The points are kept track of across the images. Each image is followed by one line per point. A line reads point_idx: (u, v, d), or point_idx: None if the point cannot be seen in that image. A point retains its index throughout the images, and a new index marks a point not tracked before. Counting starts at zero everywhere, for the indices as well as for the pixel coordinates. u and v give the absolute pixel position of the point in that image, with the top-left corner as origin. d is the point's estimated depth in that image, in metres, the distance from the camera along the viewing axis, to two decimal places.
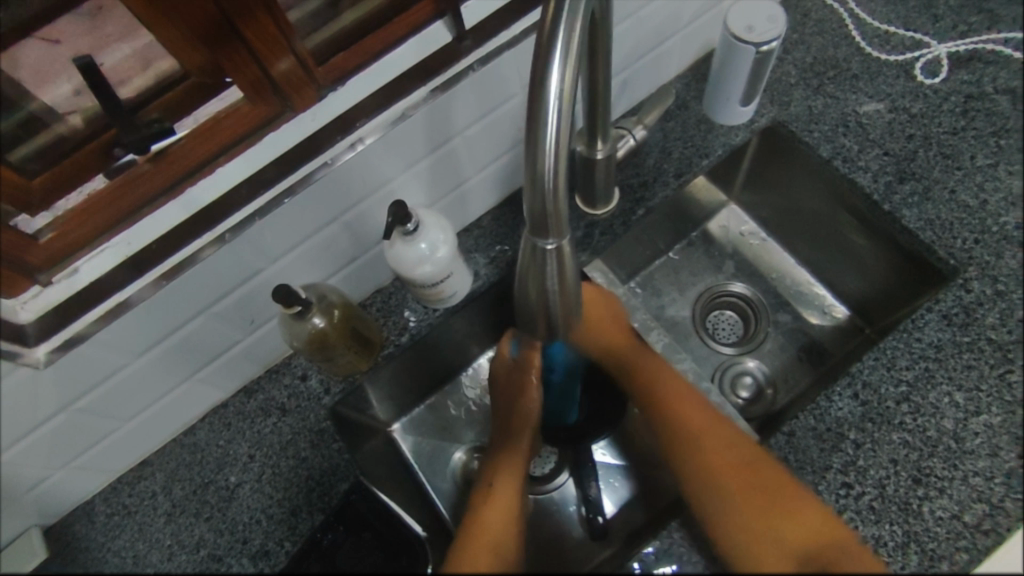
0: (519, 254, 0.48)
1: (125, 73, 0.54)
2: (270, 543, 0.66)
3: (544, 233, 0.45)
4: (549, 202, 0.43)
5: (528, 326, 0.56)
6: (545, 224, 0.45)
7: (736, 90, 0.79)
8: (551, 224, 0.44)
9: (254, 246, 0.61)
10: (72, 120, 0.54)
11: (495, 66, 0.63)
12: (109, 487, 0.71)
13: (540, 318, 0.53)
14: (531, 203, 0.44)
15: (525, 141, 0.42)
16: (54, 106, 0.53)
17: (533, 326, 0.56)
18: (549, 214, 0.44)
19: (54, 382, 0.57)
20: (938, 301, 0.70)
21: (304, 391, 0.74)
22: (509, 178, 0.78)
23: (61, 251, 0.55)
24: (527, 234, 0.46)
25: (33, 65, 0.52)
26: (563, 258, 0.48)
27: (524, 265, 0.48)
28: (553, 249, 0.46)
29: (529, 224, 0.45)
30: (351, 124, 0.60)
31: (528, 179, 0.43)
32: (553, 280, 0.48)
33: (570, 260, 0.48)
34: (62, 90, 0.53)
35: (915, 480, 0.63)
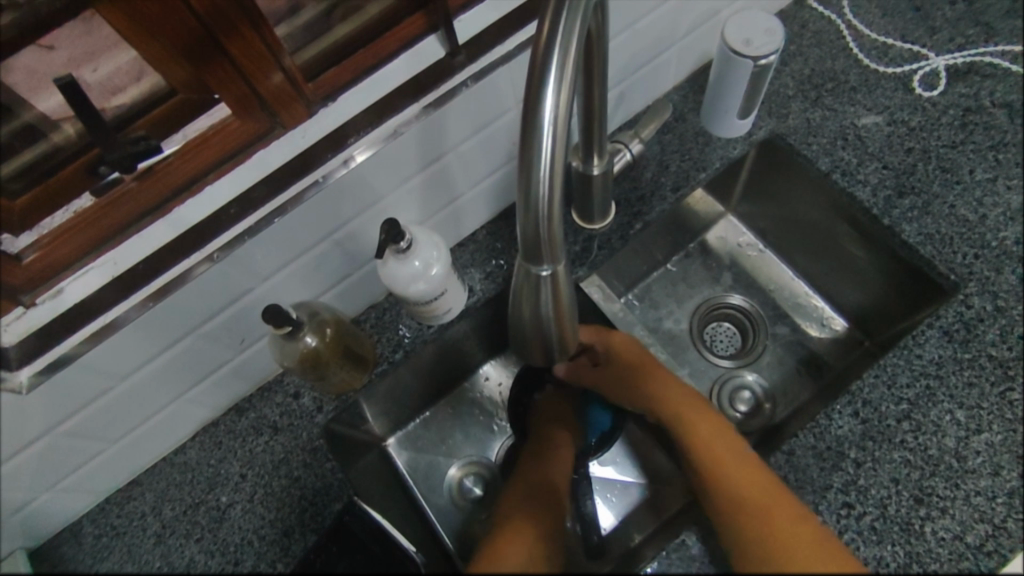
0: (512, 278, 0.47)
1: (120, 81, 0.52)
2: (262, 564, 0.65)
3: (538, 259, 0.44)
4: (542, 227, 0.42)
5: (524, 351, 0.54)
6: (538, 249, 0.44)
7: (734, 103, 0.78)
8: (545, 250, 0.43)
9: (243, 265, 0.60)
10: (65, 130, 0.52)
11: (490, 81, 0.61)
12: (97, 508, 0.70)
13: (535, 345, 0.52)
14: (525, 229, 0.43)
15: (518, 165, 0.41)
16: (49, 114, 0.51)
17: (527, 352, 0.54)
18: (544, 241, 0.43)
19: (37, 406, 0.55)
20: (939, 316, 0.69)
21: (296, 409, 0.73)
22: (504, 191, 0.77)
23: (46, 270, 0.54)
24: (521, 260, 0.45)
25: (25, 73, 0.49)
26: (558, 283, 0.47)
27: (518, 289, 0.47)
28: (548, 275, 0.45)
29: (523, 250, 0.44)
30: (343, 141, 0.58)
31: (522, 205, 0.42)
32: (548, 303, 0.47)
33: (565, 284, 0.47)
34: (55, 100, 0.51)
35: (916, 500, 0.62)
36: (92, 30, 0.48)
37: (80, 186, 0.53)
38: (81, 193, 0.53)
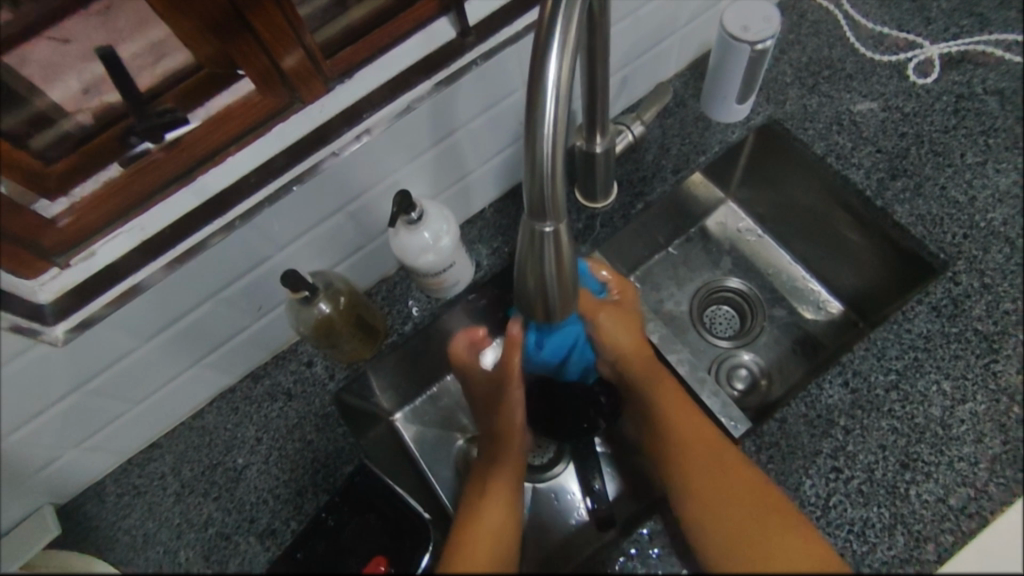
0: (518, 243, 0.50)
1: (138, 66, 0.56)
2: (276, 522, 0.69)
3: (541, 216, 0.47)
4: (547, 187, 0.45)
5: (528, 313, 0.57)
6: (542, 209, 0.46)
7: (732, 89, 0.81)
8: (548, 206, 0.46)
9: (263, 233, 0.63)
10: (80, 118, 0.56)
11: (498, 61, 0.65)
12: (120, 469, 0.73)
13: (539, 306, 0.55)
14: (530, 188, 0.45)
15: (524, 128, 0.44)
16: (61, 103, 0.55)
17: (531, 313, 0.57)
18: (548, 199, 0.46)
19: (67, 362, 0.59)
20: (928, 293, 0.72)
21: (309, 376, 0.76)
22: (512, 171, 0.80)
23: (78, 235, 0.57)
24: (526, 220, 0.48)
25: (41, 61, 0.54)
26: (561, 244, 0.49)
27: (523, 252, 0.50)
28: (551, 231, 0.48)
29: (527, 209, 0.47)
30: (359, 115, 0.62)
31: (528, 164, 0.45)
32: (551, 260, 0.50)
33: (568, 243, 0.50)
34: (68, 88, 0.56)
35: (903, 464, 0.65)
36: (108, 21, 0.55)
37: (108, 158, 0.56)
38: (110, 163, 0.57)
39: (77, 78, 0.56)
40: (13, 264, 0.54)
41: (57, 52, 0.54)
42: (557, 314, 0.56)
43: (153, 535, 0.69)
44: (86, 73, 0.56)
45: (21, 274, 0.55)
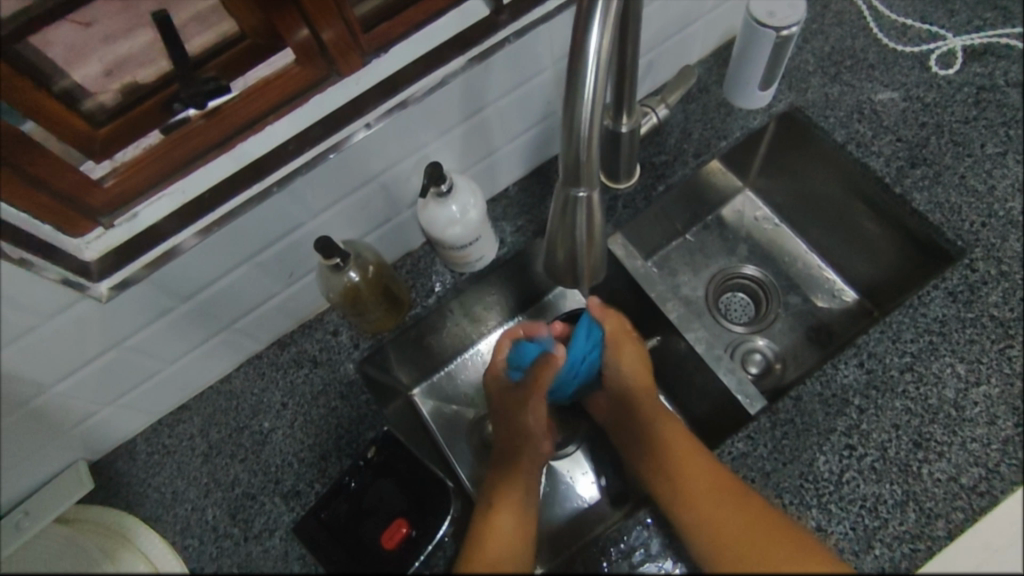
0: (551, 212, 0.53)
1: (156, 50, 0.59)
2: (301, 484, 0.71)
3: (576, 183, 0.49)
4: (582, 154, 0.47)
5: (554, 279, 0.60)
6: (577, 175, 0.49)
7: (755, 75, 0.82)
8: (583, 173, 0.48)
9: (299, 199, 0.65)
10: (101, 98, 0.57)
11: (530, 39, 0.66)
12: (150, 429, 0.76)
13: (567, 274, 0.58)
14: (567, 155, 0.48)
15: (565, 97, 0.46)
16: (85, 84, 0.56)
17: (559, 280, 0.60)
18: (583, 164, 0.48)
19: (109, 317, 0.61)
20: (945, 278, 0.73)
21: (335, 345, 0.78)
22: (536, 151, 0.82)
23: (123, 196, 0.59)
24: (561, 186, 0.50)
25: (68, 46, 0.55)
26: (593, 209, 0.52)
27: (556, 221, 0.53)
28: (584, 197, 0.50)
29: (563, 175, 0.49)
30: (395, 87, 0.63)
31: (566, 132, 0.46)
32: (582, 224, 0.52)
33: (599, 209, 0.52)
34: (91, 72, 0.57)
35: (916, 444, 0.66)
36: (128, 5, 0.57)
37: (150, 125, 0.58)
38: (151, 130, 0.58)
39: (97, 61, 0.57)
40: (60, 222, 0.56)
41: (80, 35, 0.56)
42: (584, 279, 0.59)
43: (182, 492, 0.72)
44: (109, 56, 0.57)
45: (67, 232, 0.57)
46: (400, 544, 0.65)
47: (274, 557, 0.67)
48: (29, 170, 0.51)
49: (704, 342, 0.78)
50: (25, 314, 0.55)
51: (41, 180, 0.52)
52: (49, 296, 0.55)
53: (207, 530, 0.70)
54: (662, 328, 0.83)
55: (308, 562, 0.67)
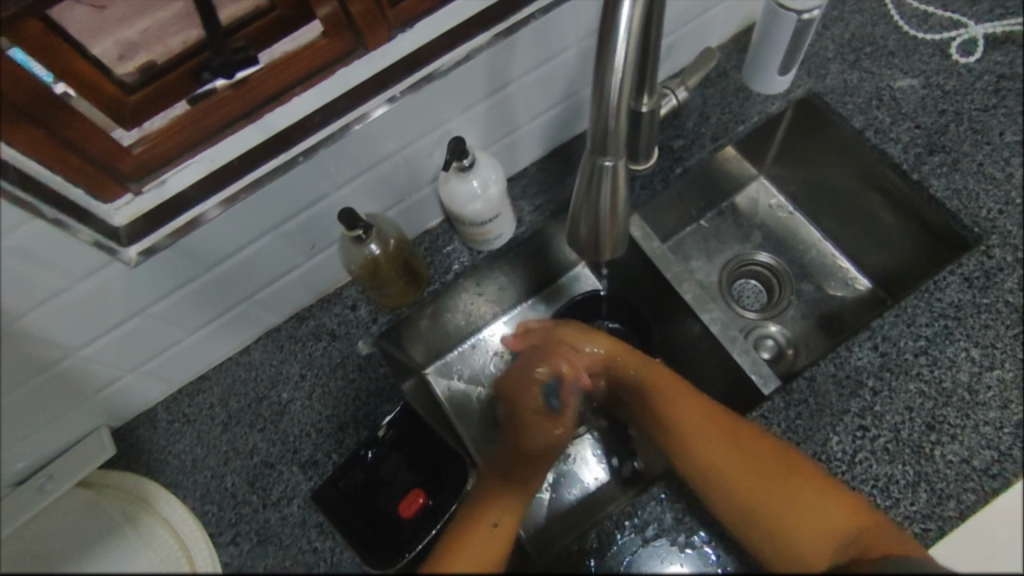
0: (577, 181, 0.54)
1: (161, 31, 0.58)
2: (318, 454, 0.73)
3: (603, 151, 0.51)
4: (610, 123, 0.49)
5: (577, 252, 0.62)
6: (604, 144, 0.50)
7: (775, 60, 0.83)
8: (610, 143, 0.50)
9: (324, 170, 0.66)
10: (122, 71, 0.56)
11: (555, 17, 0.67)
12: (171, 398, 0.77)
13: (590, 248, 0.60)
14: (595, 125, 0.49)
15: (595, 67, 0.47)
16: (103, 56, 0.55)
17: (580, 252, 0.62)
18: (611, 134, 0.50)
19: (137, 281, 0.62)
20: (961, 264, 0.74)
21: (353, 319, 0.79)
22: (555, 131, 0.83)
23: (151, 163, 0.59)
24: (588, 155, 0.52)
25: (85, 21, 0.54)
26: (619, 179, 0.53)
27: (581, 192, 0.55)
28: (610, 167, 0.52)
29: (591, 145, 0.51)
30: (420, 62, 0.64)
31: (596, 102, 0.48)
32: (607, 194, 0.54)
33: (624, 181, 0.54)
34: (108, 47, 0.55)
35: (928, 426, 0.67)
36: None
37: (178, 95, 0.58)
38: (178, 100, 0.58)
39: (107, 42, 0.55)
40: (91, 186, 0.57)
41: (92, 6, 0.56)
42: (606, 254, 0.61)
43: (202, 460, 0.73)
44: (117, 38, 0.56)
45: (99, 197, 0.58)
46: (418, 513, 0.66)
47: (292, 524, 0.69)
48: (63, 133, 0.52)
49: (719, 323, 0.79)
50: (57, 274, 0.57)
51: (75, 144, 0.53)
52: (81, 256, 0.57)
53: (226, 497, 0.71)
54: (677, 309, 0.84)
55: (326, 529, 0.68)
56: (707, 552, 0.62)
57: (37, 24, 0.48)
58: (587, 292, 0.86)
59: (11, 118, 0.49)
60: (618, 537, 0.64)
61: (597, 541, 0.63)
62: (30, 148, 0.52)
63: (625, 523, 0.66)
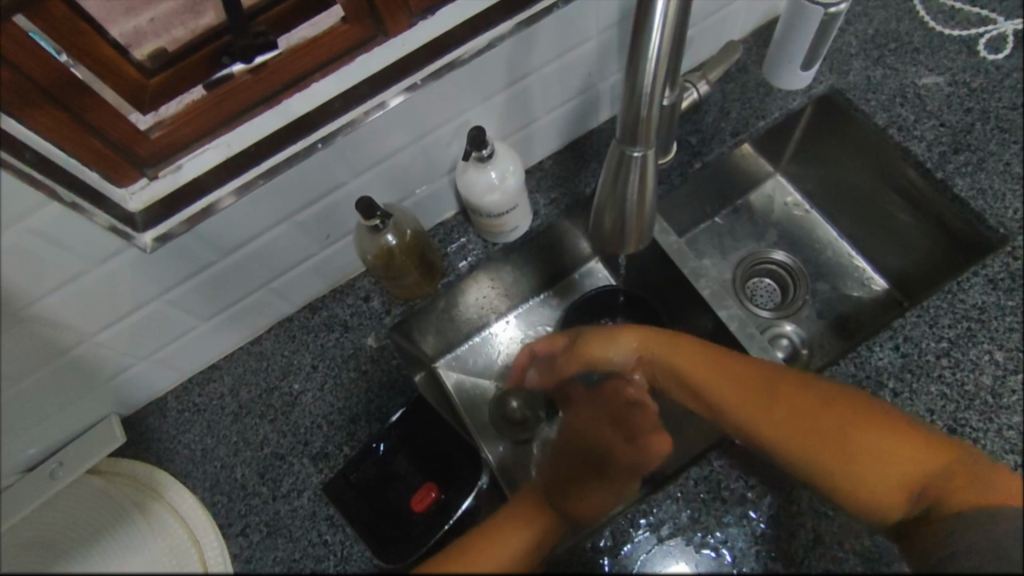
0: (606, 164, 0.56)
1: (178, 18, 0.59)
2: (330, 446, 0.72)
3: (632, 141, 0.53)
4: (642, 112, 0.50)
5: (601, 241, 0.64)
6: (634, 134, 0.52)
7: (798, 54, 0.81)
8: (640, 132, 0.52)
9: (342, 159, 0.65)
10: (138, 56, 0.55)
11: (579, 7, 0.66)
12: (181, 387, 0.76)
13: (614, 236, 0.62)
14: (626, 113, 0.51)
15: (629, 54, 0.48)
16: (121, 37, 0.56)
17: (604, 241, 0.64)
18: (642, 123, 0.51)
19: (151, 268, 0.61)
20: (986, 265, 0.72)
21: (366, 310, 0.78)
22: (574, 123, 0.82)
23: (168, 148, 0.58)
24: (617, 143, 0.54)
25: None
26: (646, 168, 0.55)
27: (608, 174, 0.56)
28: (639, 156, 0.54)
29: (620, 134, 0.53)
30: (442, 49, 0.63)
31: (628, 91, 0.49)
32: (634, 182, 0.56)
33: (651, 170, 0.56)
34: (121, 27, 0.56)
35: (950, 429, 0.66)
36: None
37: (196, 79, 0.57)
38: (194, 85, 0.57)
39: (119, 31, 0.56)
40: (108, 170, 0.56)
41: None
42: (629, 242, 0.63)
43: (211, 450, 0.72)
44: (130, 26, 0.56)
45: (114, 181, 0.57)
46: (430, 508, 0.66)
47: (302, 516, 0.68)
48: (81, 115, 0.51)
49: (738, 321, 0.78)
50: (73, 258, 0.56)
51: (93, 126, 0.52)
52: (96, 240, 0.56)
53: (235, 488, 0.70)
54: (694, 306, 0.83)
55: (336, 522, 0.67)
56: (725, 554, 0.61)
57: (60, 4, 0.47)
58: (601, 287, 0.85)
59: (30, 97, 0.48)
60: (633, 535, 0.64)
61: (611, 540, 0.62)
62: (45, 128, 0.50)
63: (640, 521, 0.64)
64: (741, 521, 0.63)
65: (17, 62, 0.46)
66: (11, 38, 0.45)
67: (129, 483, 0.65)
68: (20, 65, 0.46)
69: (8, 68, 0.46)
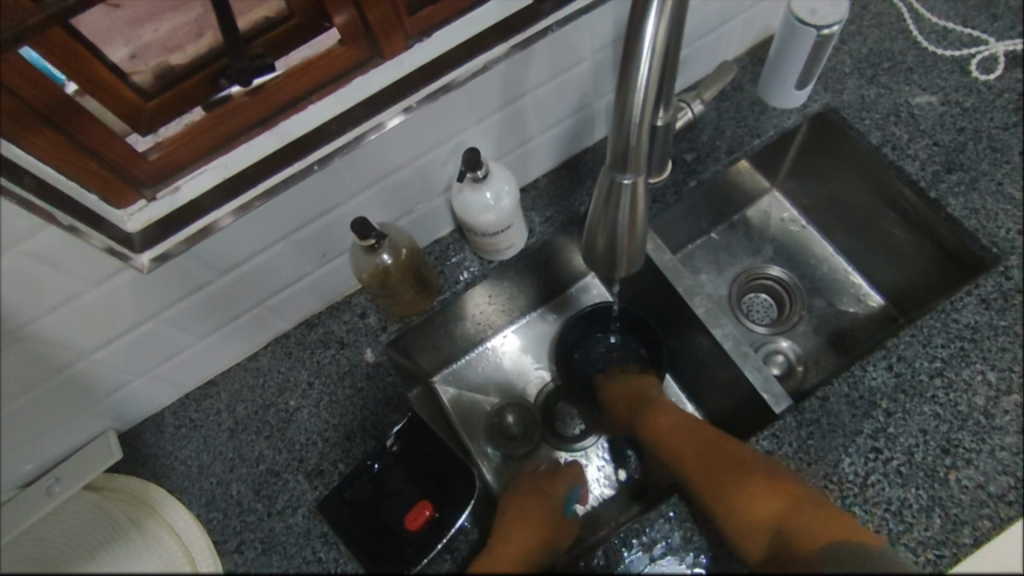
0: (597, 188, 0.57)
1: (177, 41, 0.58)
2: (325, 463, 0.72)
3: (624, 168, 0.53)
4: (632, 139, 0.51)
5: (592, 263, 0.65)
6: (624, 161, 0.53)
7: (792, 74, 0.82)
8: (631, 159, 0.52)
9: (338, 180, 0.66)
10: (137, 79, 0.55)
11: (573, 29, 0.67)
12: (178, 403, 0.77)
13: (603, 260, 0.63)
14: (616, 140, 0.52)
15: (619, 81, 0.49)
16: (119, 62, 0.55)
17: (596, 263, 0.64)
18: (631, 150, 0.52)
19: (148, 288, 0.62)
20: (978, 285, 0.73)
21: (362, 327, 0.79)
22: (569, 142, 0.83)
23: (165, 169, 0.59)
24: (608, 170, 0.54)
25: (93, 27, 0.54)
26: (636, 195, 0.56)
27: (598, 198, 0.57)
28: (629, 183, 0.55)
29: (611, 160, 0.54)
30: (437, 72, 0.64)
31: (618, 118, 0.50)
32: (625, 208, 0.56)
33: (641, 196, 0.56)
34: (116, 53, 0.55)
35: (943, 449, 0.66)
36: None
37: (195, 100, 0.57)
38: (193, 107, 0.57)
39: (124, 45, 0.55)
40: (107, 192, 0.57)
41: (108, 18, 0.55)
42: (620, 265, 0.63)
43: (208, 466, 0.73)
44: (136, 40, 0.56)
45: (113, 203, 0.58)
46: (425, 525, 0.65)
47: (297, 533, 0.68)
48: (79, 138, 0.52)
49: (732, 338, 0.78)
50: (71, 279, 0.57)
51: (92, 150, 0.53)
52: (94, 261, 0.57)
53: (231, 504, 0.71)
54: (689, 324, 0.83)
55: (331, 540, 0.67)
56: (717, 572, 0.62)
57: (61, 33, 0.48)
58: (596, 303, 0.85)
59: (27, 122, 0.49)
60: (626, 555, 0.64)
61: (605, 560, 0.62)
62: (43, 151, 0.51)
63: (633, 540, 0.64)
64: None
65: (15, 87, 0.47)
66: (11, 66, 0.45)
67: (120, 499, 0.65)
68: (17, 88, 0.47)
69: (8, 95, 0.47)
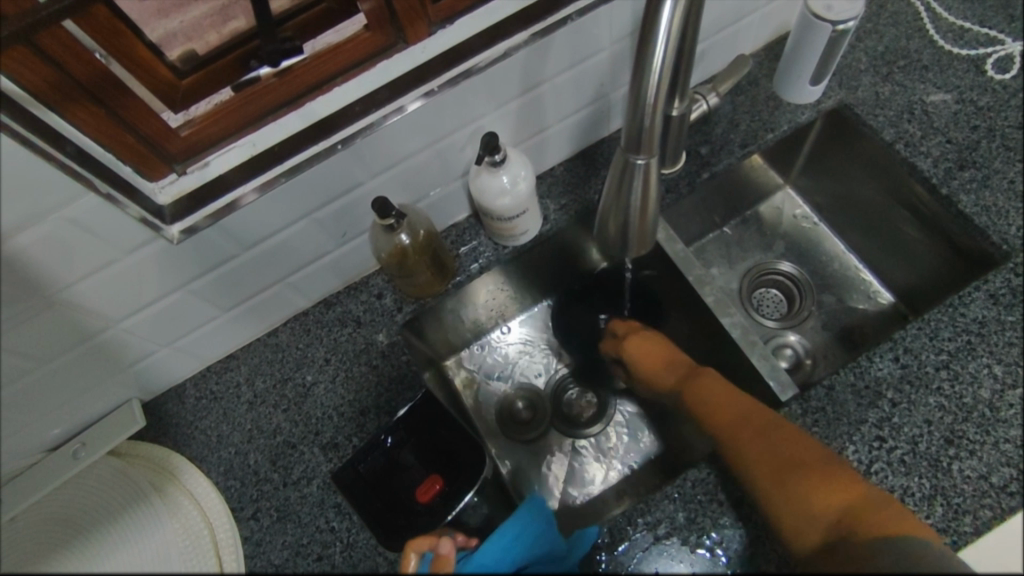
0: (611, 166, 0.58)
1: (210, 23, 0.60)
2: (339, 436, 0.74)
3: (637, 149, 0.55)
4: (646, 120, 0.52)
5: (607, 247, 0.67)
6: (638, 143, 0.54)
7: (807, 69, 0.83)
8: (644, 141, 0.54)
9: (361, 160, 0.68)
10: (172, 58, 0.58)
11: (592, 19, 0.69)
12: (199, 374, 0.79)
13: (615, 241, 0.65)
14: (630, 122, 0.53)
15: (635, 65, 0.50)
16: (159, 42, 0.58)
17: (610, 244, 0.66)
18: (645, 132, 0.53)
19: (176, 258, 0.64)
20: (987, 281, 0.73)
21: (378, 307, 0.81)
22: (585, 131, 0.85)
23: (195, 145, 0.61)
24: (621, 151, 0.56)
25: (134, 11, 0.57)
26: (649, 173, 0.57)
27: (612, 176, 0.58)
28: (642, 164, 0.56)
29: (625, 141, 0.55)
30: (459, 57, 0.66)
31: (633, 100, 0.52)
32: (638, 187, 0.58)
33: (654, 173, 0.58)
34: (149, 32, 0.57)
35: (947, 440, 0.67)
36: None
37: (225, 81, 0.60)
38: (224, 86, 0.60)
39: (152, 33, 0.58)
40: (141, 165, 0.59)
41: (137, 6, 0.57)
42: (634, 246, 0.65)
43: (226, 436, 0.75)
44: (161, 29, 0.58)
45: (146, 176, 0.61)
46: (435, 498, 0.67)
47: (311, 503, 0.71)
48: (116, 111, 0.54)
49: (741, 327, 0.79)
50: (106, 246, 0.59)
51: (129, 124, 0.55)
52: (128, 230, 0.59)
53: (248, 473, 0.73)
54: (699, 314, 0.84)
55: (344, 510, 0.70)
56: (720, 554, 0.64)
57: (104, 9, 0.50)
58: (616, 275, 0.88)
59: (70, 94, 0.51)
60: (631, 533, 0.65)
61: (608, 537, 0.65)
62: (84, 123, 0.54)
63: (638, 520, 0.66)
64: (737, 523, 0.65)
65: (59, 57, 0.49)
66: (55, 36, 0.48)
67: (141, 461, 0.69)
68: (59, 60, 0.49)
69: (53, 67, 0.49)
